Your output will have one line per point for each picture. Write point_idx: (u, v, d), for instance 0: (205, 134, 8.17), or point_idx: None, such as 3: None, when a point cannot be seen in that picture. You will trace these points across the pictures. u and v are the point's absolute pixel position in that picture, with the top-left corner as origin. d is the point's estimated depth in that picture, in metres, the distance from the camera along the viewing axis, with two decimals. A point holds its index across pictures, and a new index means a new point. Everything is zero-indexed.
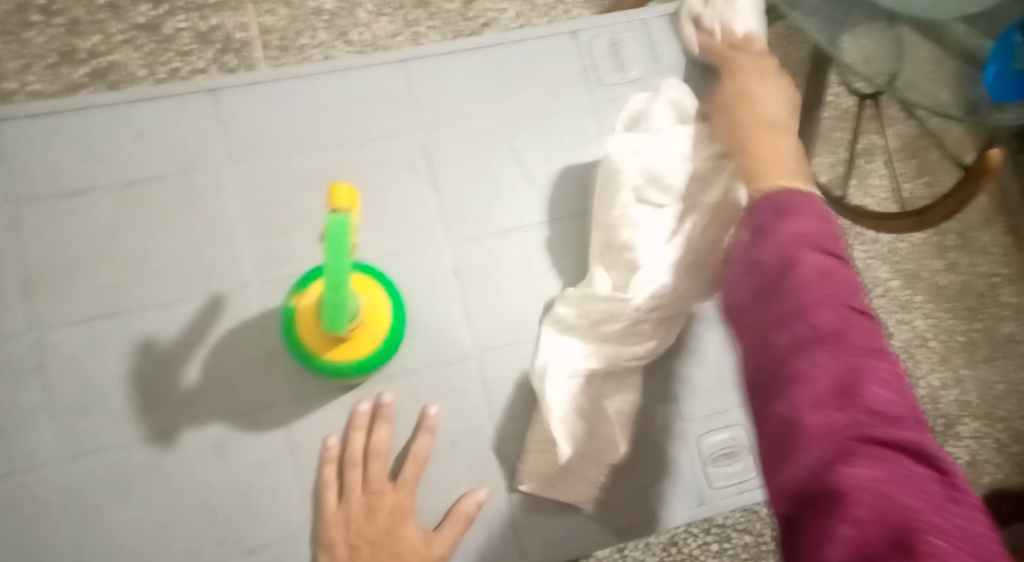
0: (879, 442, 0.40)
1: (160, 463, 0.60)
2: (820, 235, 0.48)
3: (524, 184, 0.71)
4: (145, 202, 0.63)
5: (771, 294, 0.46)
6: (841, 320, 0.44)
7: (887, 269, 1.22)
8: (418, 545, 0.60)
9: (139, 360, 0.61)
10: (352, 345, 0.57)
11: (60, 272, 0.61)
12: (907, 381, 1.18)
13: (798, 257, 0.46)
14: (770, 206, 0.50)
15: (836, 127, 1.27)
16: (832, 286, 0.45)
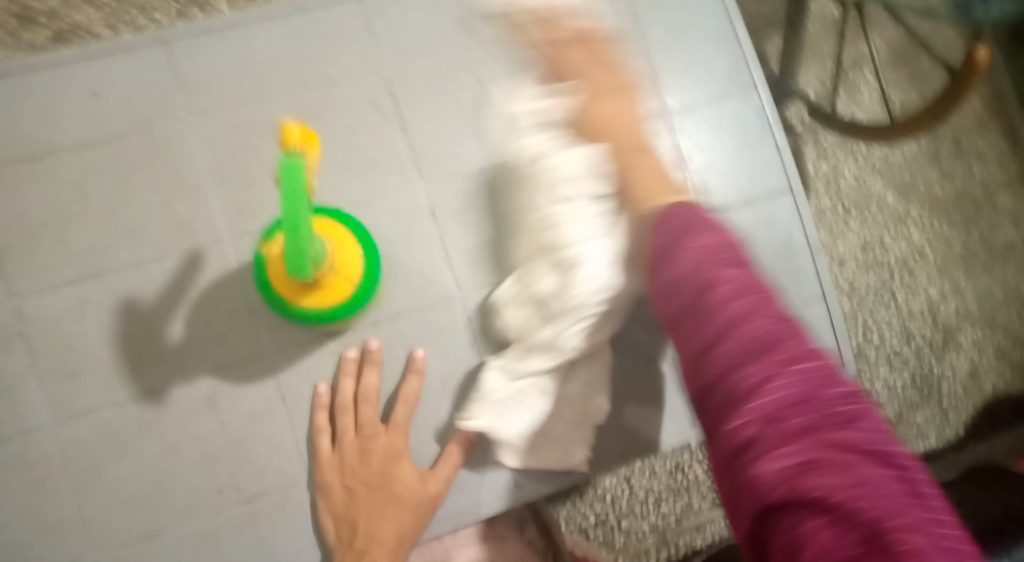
0: (839, 446, 0.39)
1: (152, 420, 0.60)
2: (721, 244, 0.47)
3: (495, 116, 0.69)
4: (111, 162, 0.62)
5: (702, 311, 0.45)
6: (742, 315, 0.43)
7: (881, 184, 1.19)
8: (416, 480, 0.62)
9: (121, 321, 0.61)
10: (324, 290, 0.57)
11: (33, 236, 0.61)
12: (904, 295, 1.17)
13: (714, 277, 0.45)
14: (677, 223, 0.50)
15: (821, 39, 1.24)
16: (726, 252, 0.47)
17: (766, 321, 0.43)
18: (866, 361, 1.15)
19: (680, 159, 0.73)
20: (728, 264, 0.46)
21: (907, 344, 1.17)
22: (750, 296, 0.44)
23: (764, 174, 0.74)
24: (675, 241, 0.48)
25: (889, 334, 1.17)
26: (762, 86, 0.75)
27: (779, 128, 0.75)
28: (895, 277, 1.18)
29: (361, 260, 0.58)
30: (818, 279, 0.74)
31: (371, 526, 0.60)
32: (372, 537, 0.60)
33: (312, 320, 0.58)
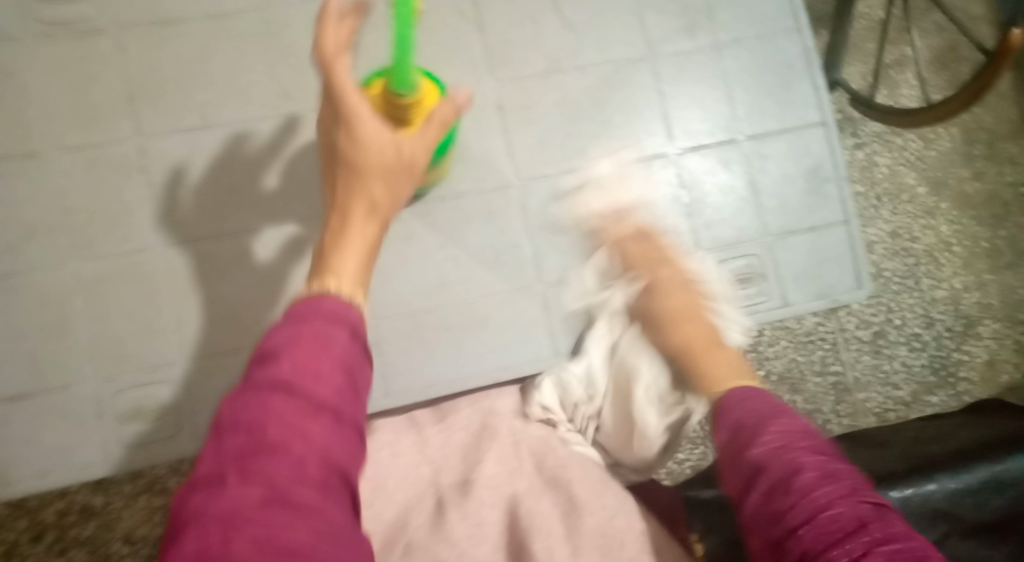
0: (831, 529, 0.44)
1: (245, 253, 0.70)
2: (800, 431, 0.52)
3: (562, 31, 0.78)
4: (230, 34, 0.72)
5: (771, 510, 0.48)
6: (819, 459, 0.49)
7: (914, 175, 1.22)
8: (384, 133, 0.57)
9: (226, 167, 0.70)
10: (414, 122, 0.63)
11: (159, 87, 0.71)
12: (929, 285, 1.20)
13: (800, 462, 0.49)
14: (734, 417, 0.56)
15: (866, 36, 1.26)
16: (795, 430, 0.52)
17: (853, 504, 0.45)
18: (885, 342, 1.18)
19: (725, 94, 0.80)
20: (808, 449, 0.50)
21: (927, 329, 1.19)
22: (800, 441, 0.51)
23: (801, 110, 0.81)
24: (748, 427, 0.54)
25: (911, 320, 1.19)
26: (806, 30, 0.82)
27: (818, 69, 0.82)
28: (921, 266, 1.20)
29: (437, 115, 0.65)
30: (841, 205, 0.80)
31: (353, 181, 0.55)
32: (343, 242, 0.52)
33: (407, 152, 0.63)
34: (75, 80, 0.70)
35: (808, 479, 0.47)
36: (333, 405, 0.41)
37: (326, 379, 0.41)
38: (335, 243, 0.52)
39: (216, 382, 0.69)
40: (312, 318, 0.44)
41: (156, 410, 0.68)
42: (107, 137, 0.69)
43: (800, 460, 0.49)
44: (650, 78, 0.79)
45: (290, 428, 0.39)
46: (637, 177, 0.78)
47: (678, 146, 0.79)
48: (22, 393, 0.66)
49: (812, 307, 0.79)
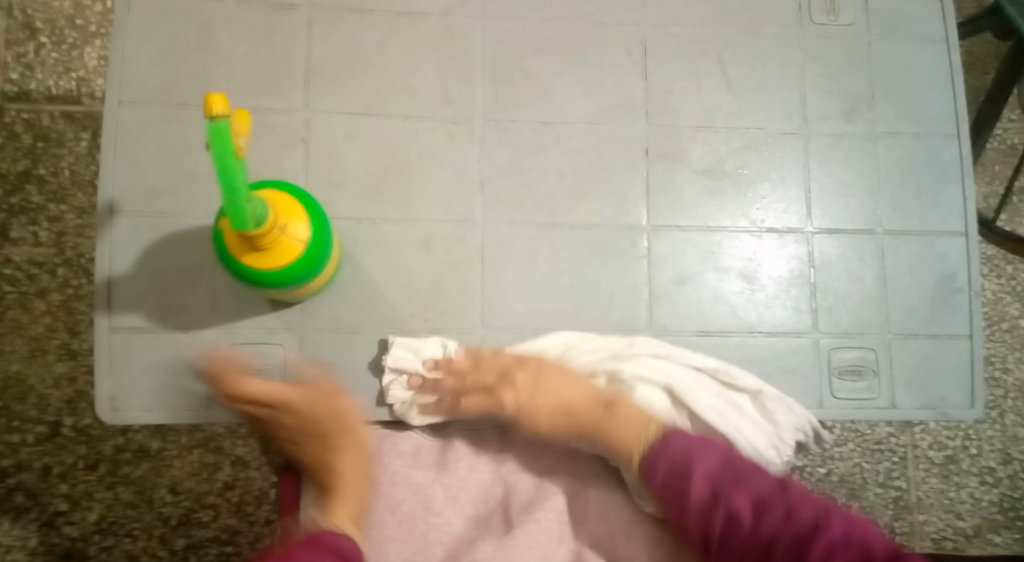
0: (745, 507, 0.61)
1: (376, 240, 0.72)
2: (715, 472, 0.63)
3: (723, 91, 0.79)
4: (408, 34, 0.75)
5: (726, 544, 0.60)
6: (722, 500, 0.62)
7: (1017, 306, 1.18)
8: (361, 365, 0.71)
9: (381, 157, 0.73)
10: (269, 251, 0.57)
11: (336, 68, 0.73)
12: (1014, 418, 1.15)
13: (729, 502, 0.61)
14: (668, 459, 0.65)
15: (999, 157, 1.22)
16: (723, 474, 0.63)
17: (756, 484, 0.62)
18: (957, 466, 1.12)
19: (871, 184, 0.79)
20: (737, 489, 0.62)
21: (1005, 467, 1.13)
22: (732, 488, 0.62)
23: (943, 216, 0.79)
24: (720, 488, 0.62)
25: (990, 451, 1.13)
26: (965, 139, 0.81)
27: (971, 179, 0.80)
28: (1010, 398, 1.16)
29: (306, 233, 0.59)
30: (969, 319, 0.78)
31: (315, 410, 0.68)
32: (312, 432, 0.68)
33: (258, 281, 0.59)
34: (262, 46, 0.73)
35: (744, 522, 0.60)
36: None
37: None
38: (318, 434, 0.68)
39: (326, 354, 0.70)
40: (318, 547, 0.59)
41: (264, 370, 0.69)
42: (279, 106, 0.72)
43: (727, 510, 0.61)
44: (800, 152, 0.79)
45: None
46: (769, 247, 0.78)
47: (815, 225, 0.78)
48: (146, 326, 0.67)
49: (917, 415, 0.76)
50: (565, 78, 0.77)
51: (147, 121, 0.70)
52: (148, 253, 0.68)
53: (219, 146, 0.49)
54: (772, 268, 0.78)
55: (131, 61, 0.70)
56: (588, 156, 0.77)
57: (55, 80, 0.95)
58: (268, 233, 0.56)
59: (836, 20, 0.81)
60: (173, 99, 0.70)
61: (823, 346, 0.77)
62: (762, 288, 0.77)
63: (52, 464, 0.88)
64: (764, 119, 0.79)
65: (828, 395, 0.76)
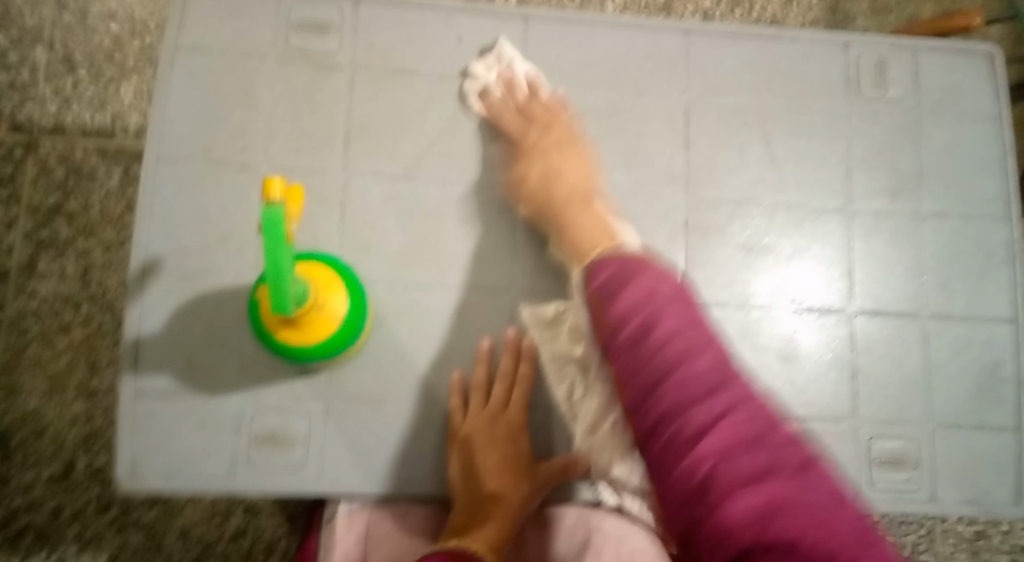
0: (687, 384, 0.46)
1: (408, 306, 0.71)
2: (646, 291, 0.51)
3: (766, 164, 0.77)
4: (450, 98, 0.74)
5: (635, 361, 0.49)
6: (672, 327, 0.49)
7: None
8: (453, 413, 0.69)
9: (418, 222, 0.72)
10: (308, 327, 0.56)
11: (376, 132, 0.73)
12: None
13: (652, 321, 0.49)
14: (612, 274, 0.54)
15: None
16: (663, 293, 0.51)
17: (709, 363, 0.47)
18: (990, 543, 1.09)
19: (916, 264, 0.77)
20: (670, 309, 0.50)
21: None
22: (669, 305, 0.50)
23: (992, 302, 0.77)
24: (652, 310, 0.50)
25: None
26: (1015, 222, 0.79)
27: (1019, 264, 0.78)
28: None
29: (345, 308, 0.57)
30: (1016, 410, 0.75)
31: (497, 488, 0.67)
32: (487, 522, 0.65)
33: (293, 356, 0.57)
34: (303, 106, 0.72)
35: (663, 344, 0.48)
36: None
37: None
38: (488, 524, 0.65)
39: (353, 425, 0.68)
40: None
41: (288, 440, 0.67)
42: (316, 167, 0.71)
43: (647, 338, 0.49)
44: (843, 230, 0.77)
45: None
46: (808, 326, 0.76)
47: (857, 305, 0.76)
48: (172, 389, 0.66)
49: (962, 510, 0.74)
50: (606, 146, 0.76)
51: (184, 179, 0.69)
52: (178, 313, 0.67)
53: (273, 232, 0.47)
54: (813, 350, 0.75)
55: (170, 117, 0.70)
56: (626, 227, 0.75)
57: (91, 115, 0.99)
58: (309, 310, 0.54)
59: (884, 96, 0.80)
60: (211, 157, 0.70)
61: (863, 433, 0.74)
62: (801, 369, 0.75)
63: (64, 504, 0.94)
64: (807, 194, 0.77)
65: (867, 486, 0.73)
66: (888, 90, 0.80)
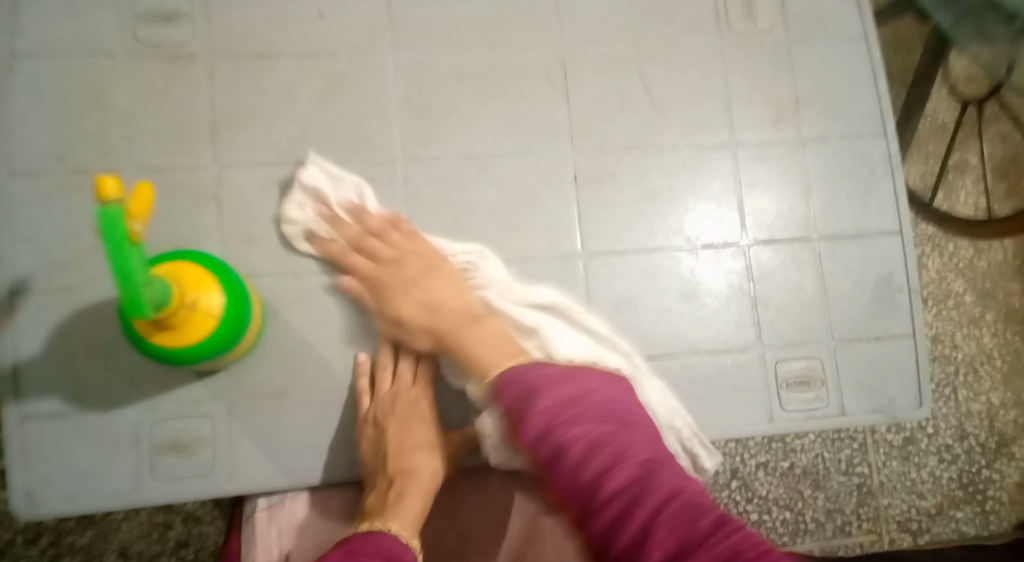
0: (631, 502, 0.52)
1: (301, 295, 0.69)
2: (562, 403, 0.58)
3: (648, 108, 0.78)
4: (319, 75, 0.72)
5: (579, 480, 0.54)
6: (617, 450, 0.55)
7: (962, 282, 1.19)
8: (362, 398, 0.67)
9: (299, 207, 0.70)
10: (180, 328, 0.54)
11: (245, 119, 0.70)
12: (967, 394, 1.16)
13: (581, 451, 0.55)
14: (516, 386, 0.61)
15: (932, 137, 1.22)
16: (591, 419, 0.57)
17: (632, 462, 0.54)
18: (917, 448, 1.14)
19: (803, 190, 0.79)
20: (581, 431, 0.56)
21: (960, 442, 1.15)
22: (579, 421, 0.57)
23: (877, 216, 0.79)
24: (560, 427, 0.57)
25: (946, 430, 1.15)
26: (892, 138, 0.81)
27: (899, 178, 0.80)
28: (961, 376, 1.16)
29: (222, 300, 0.56)
30: (910, 318, 0.78)
31: (410, 464, 0.66)
32: (401, 499, 0.63)
33: (171, 360, 0.54)
34: (163, 102, 0.69)
35: (578, 431, 0.56)
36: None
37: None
38: (402, 500, 0.63)
39: (257, 421, 0.66)
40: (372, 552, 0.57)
41: (192, 446, 0.65)
42: (186, 163, 0.69)
43: (587, 458, 0.55)
44: (729, 164, 0.78)
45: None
46: (706, 264, 0.77)
47: (750, 237, 0.78)
48: (59, 411, 0.63)
49: (869, 420, 0.76)
50: (487, 107, 0.75)
51: (44, 192, 0.66)
52: (56, 332, 0.64)
53: (116, 239, 0.45)
54: (714, 286, 0.76)
55: (21, 130, 0.67)
56: (516, 187, 0.74)
57: None
58: (175, 311, 0.52)
59: (755, 29, 0.81)
60: (70, 167, 0.67)
61: (769, 360, 0.76)
62: (702, 307, 0.76)
63: None
64: (692, 133, 0.78)
65: (778, 409, 0.75)
66: (757, 23, 0.81)
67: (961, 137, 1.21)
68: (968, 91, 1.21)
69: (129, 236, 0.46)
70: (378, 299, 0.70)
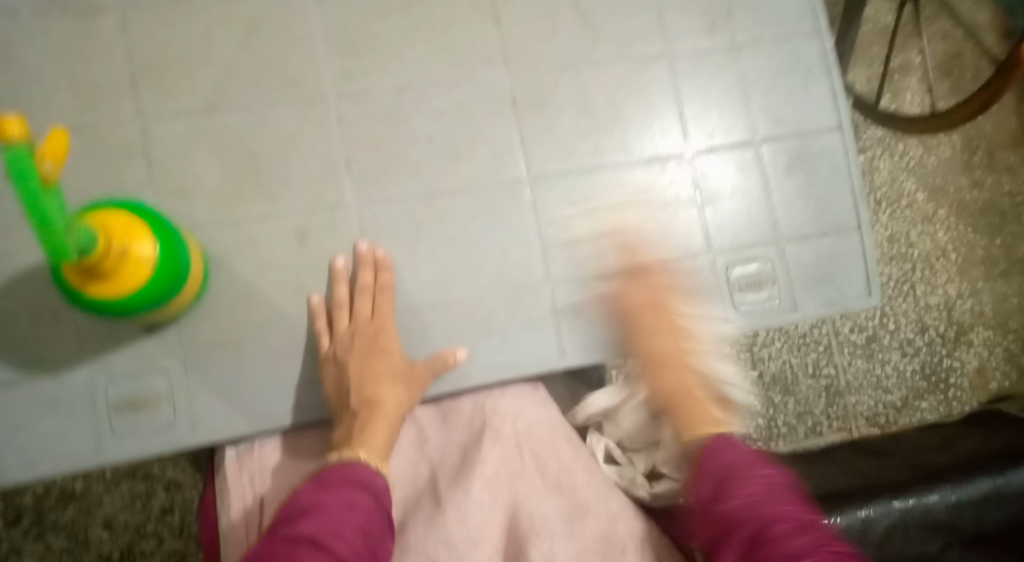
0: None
1: (245, 243, 0.68)
2: (766, 488, 0.61)
3: (580, 24, 0.76)
4: (237, 16, 0.70)
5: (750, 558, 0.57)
6: (753, 513, 0.59)
7: (913, 182, 1.20)
8: (323, 330, 0.68)
9: (233, 155, 0.69)
10: (113, 277, 0.53)
11: (165, 68, 0.68)
12: (925, 289, 1.19)
13: (774, 522, 0.58)
14: (712, 478, 0.65)
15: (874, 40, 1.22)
16: (761, 493, 0.61)
17: (807, 538, 0.56)
18: (879, 345, 1.17)
19: (743, 94, 0.79)
20: (783, 509, 0.59)
21: (921, 335, 1.18)
22: (777, 497, 0.60)
23: (817, 113, 0.80)
24: (749, 506, 0.60)
25: (906, 326, 1.18)
26: (827, 33, 0.81)
27: (837, 73, 0.80)
28: (918, 272, 1.19)
29: (155, 249, 0.55)
30: (855, 211, 0.80)
31: (375, 395, 0.66)
32: (367, 430, 0.64)
33: (108, 311, 0.54)
34: (78, 58, 0.67)
35: (779, 529, 0.57)
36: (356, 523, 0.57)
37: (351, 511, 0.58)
38: (368, 431, 0.64)
39: (215, 371, 0.66)
40: (346, 484, 0.60)
41: (152, 402, 0.65)
42: (109, 119, 0.67)
43: (777, 528, 0.57)
44: (666, 75, 0.78)
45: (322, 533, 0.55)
46: (652, 178, 0.77)
47: (693, 146, 0.78)
48: (11, 380, 0.63)
49: (821, 314, 0.78)
50: (416, 35, 0.73)
51: None
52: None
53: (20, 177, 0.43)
54: (660, 198, 0.77)
55: None
56: (454, 116, 0.73)
57: None
58: (104, 257, 0.52)
59: None
60: None
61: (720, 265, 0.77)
62: (651, 220, 0.76)
63: None
64: (626, 46, 0.77)
65: (731, 312, 0.77)
66: None
67: (902, 36, 1.21)
68: None
69: (41, 176, 0.45)
70: (325, 241, 0.70)
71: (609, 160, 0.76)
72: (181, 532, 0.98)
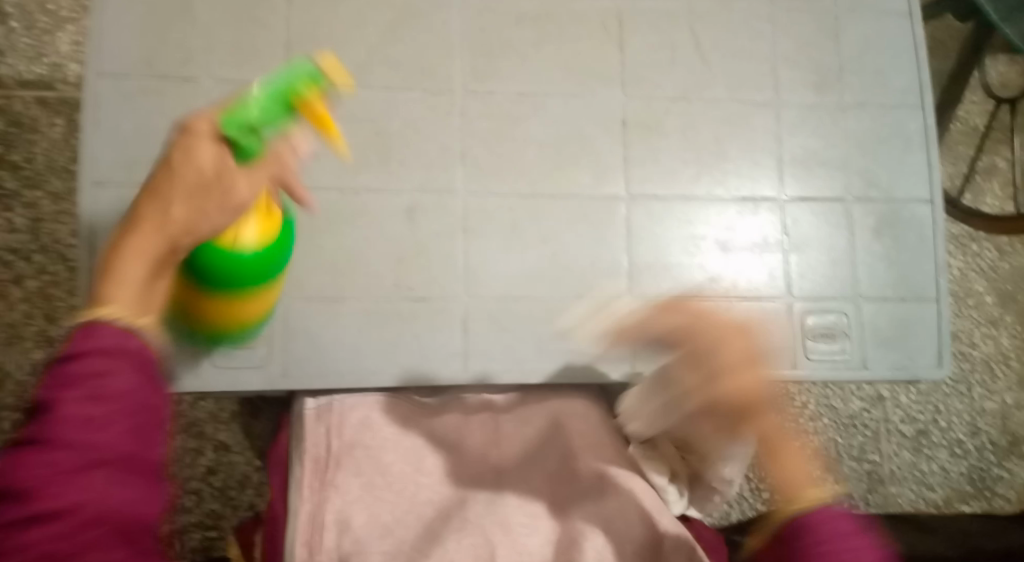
0: None
1: (359, 210, 0.73)
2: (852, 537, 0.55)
3: (697, 64, 0.81)
4: (388, 7, 0.76)
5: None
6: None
7: (983, 282, 1.19)
8: (223, 158, 0.48)
9: (362, 128, 0.74)
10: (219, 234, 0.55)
11: (317, 41, 0.74)
12: (982, 393, 1.16)
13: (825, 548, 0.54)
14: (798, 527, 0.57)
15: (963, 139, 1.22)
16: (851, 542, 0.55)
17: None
18: (928, 441, 1.13)
19: (840, 150, 0.82)
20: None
21: (972, 438, 1.14)
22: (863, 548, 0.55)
23: (910, 182, 0.82)
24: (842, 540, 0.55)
25: (958, 426, 1.15)
26: (930, 111, 0.84)
27: (935, 149, 0.83)
28: (977, 375, 1.16)
29: (254, 240, 0.58)
30: (936, 283, 0.81)
31: (708, 338, 0.62)
32: (113, 268, 0.44)
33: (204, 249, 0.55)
34: (244, 19, 0.73)
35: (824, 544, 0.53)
36: (129, 452, 0.38)
37: (117, 425, 0.37)
38: (121, 255, 0.45)
39: (313, 323, 0.70)
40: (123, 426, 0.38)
41: (250, 339, 0.69)
42: (260, 77, 0.73)
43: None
44: (771, 123, 0.82)
45: (89, 491, 0.36)
46: (742, 217, 0.80)
47: (788, 193, 0.81)
48: None
49: (889, 377, 0.79)
50: (544, 49, 0.79)
51: (127, 93, 0.70)
52: None
53: (251, 126, 0.49)
54: (748, 237, 0.79)
55: (109, 33, 0.71)
56: (567, 127, 0.78)
57: (27, 67, 0.95)
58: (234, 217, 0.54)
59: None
60: (153, 71, 0.71)
61: (797, 310, 0.79)
62: (737, 255, 0.79)
63: None
64: (737, 90, 0.81)
65: (802, 357, 0.78)
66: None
67: (993, 139, 1.22)
68: (1002, 95, 1.24)
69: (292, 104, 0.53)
70: (429, 220, 0.74)
71: (703, 192, 0.80)
72: (222, 494, 0.94)
